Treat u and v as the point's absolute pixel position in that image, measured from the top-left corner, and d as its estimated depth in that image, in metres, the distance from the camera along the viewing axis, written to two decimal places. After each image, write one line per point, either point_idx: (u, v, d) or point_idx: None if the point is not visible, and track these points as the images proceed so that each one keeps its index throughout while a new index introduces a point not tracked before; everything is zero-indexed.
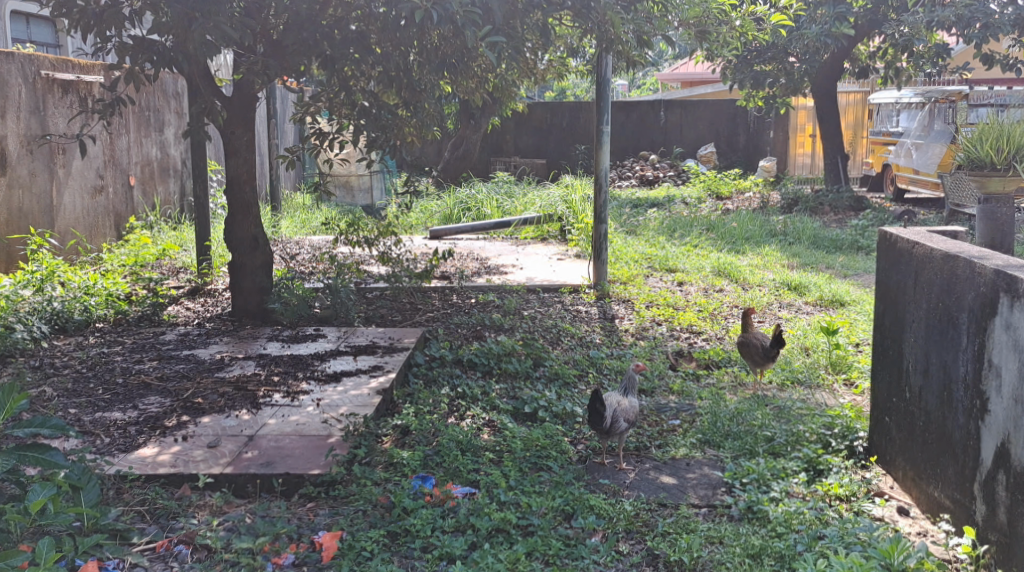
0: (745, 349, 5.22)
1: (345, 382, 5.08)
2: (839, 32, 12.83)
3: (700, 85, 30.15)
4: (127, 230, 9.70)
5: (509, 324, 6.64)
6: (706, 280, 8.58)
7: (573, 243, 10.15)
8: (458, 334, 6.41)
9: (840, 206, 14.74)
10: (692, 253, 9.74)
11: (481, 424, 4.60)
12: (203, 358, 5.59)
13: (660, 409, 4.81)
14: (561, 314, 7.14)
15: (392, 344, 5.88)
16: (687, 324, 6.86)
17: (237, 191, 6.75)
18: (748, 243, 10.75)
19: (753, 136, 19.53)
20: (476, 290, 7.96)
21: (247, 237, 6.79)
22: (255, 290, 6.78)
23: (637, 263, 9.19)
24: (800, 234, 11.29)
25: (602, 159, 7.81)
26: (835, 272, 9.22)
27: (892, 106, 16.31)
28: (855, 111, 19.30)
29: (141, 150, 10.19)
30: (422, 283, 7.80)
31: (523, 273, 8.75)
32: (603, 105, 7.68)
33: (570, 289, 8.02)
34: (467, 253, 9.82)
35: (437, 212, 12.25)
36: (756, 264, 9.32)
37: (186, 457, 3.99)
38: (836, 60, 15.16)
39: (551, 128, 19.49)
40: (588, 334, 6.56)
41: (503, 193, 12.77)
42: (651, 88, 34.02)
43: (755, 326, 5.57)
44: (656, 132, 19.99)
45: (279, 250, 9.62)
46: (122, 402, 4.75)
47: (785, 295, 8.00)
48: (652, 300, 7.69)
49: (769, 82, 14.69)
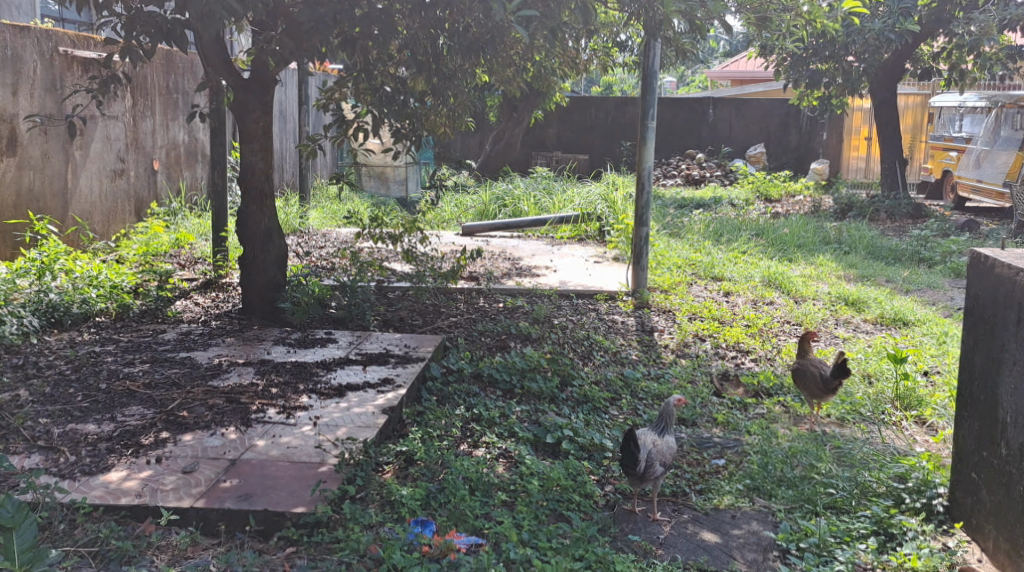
0: (801, 378, 4.62)
1: (350, 398, 4.56)
2: (905, 28, 12.12)
3: (751, 83, 29.25)
4: (148, 216, 9.29)
5: (538, 334, 6.10)
6: (754, 291, 7.94)
7: (611, 245, 9.56)
8: (481, 345, 5.89)
9: (898, 213, 14.01)
10: (740, 259, 9.10)
11: (496, 456, 4.06)
12: (201, 362, 5.10)
13: (702, 445, 4.23)
14: (594, 324, 6.58)
15: (407, 354, 5.35)
16: (733, 341, 6.26)
17: (251, 180, 6.26)
18: (800, 250, 10.09)
19: (804, 136, 18.77)
20: (506, 293, 7.43)
21: (260, 230, 6.30)
22: (267, 288, 6.30)
23: (680, 269, 8.58)
24: (856, 243, 10.61)
25: (645, 155, 7.18)
26: (896, 286, 8.54)
27: (957, 110, 15.48)
28: (915, 114, 18.46)
29: (168, 134, 9.78)
30: (447, 284, 7.27)
31: (556, 276, 8.21)
32: (649, 98, 7.07)
33: (606, 296, 7.46)
34: (499, 252, 9.30)
35: (472, 206, 11.73)
36: (809, 274, 8.67)
37: (155, 484, 3.49)
38: (898, 58, 14.42)
39: (594, 125, 18.90)
40: (623, 349, 6.00)
41: (541, 189, 12.22)
42: (699, 85, 33.27)
43: (813, 352, 4.95)
44: (703, 130, 19.25)
45: (303, 244, 9.17)
46: (100, 412, 4.26)
47: (841, 311, 7.38)
48: (695, 312, 7.08)
49: (826, 82, 13.97)
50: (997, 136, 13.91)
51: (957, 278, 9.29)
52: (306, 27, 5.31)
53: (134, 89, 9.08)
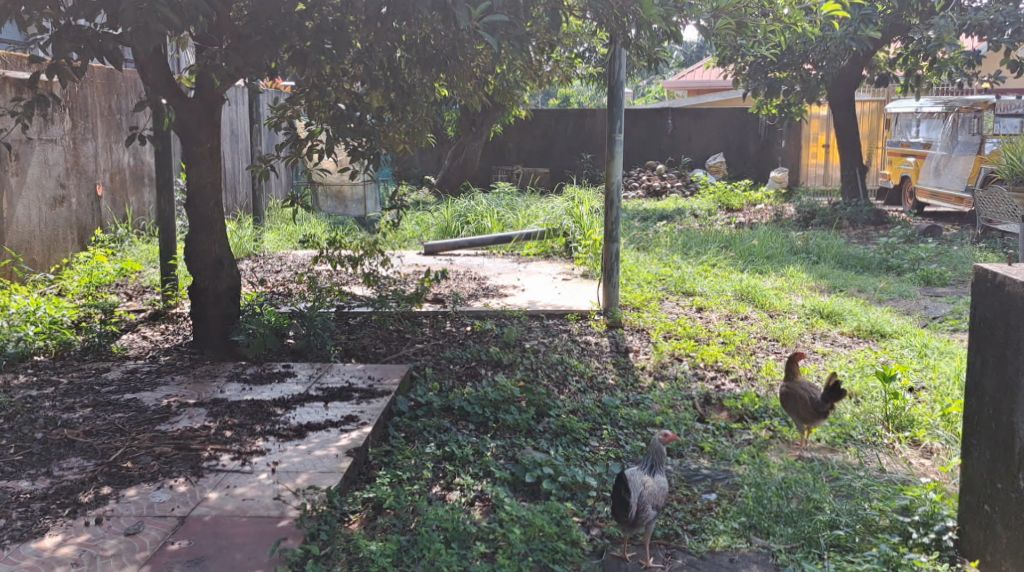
0: (790, 403, 4.38)
1: (311, 440, 4.24)
2: (865, 35, 12.05)
3: (708, 93, 29.34)
4: (92, 244, 8.87)
5: (509, 359, 5.81)
6: (728, 306, 7.73)
7: (579, 261, 9.32)
8: (450, 373, 5.59)
9: (860, 220, 13.94)
10: (710, 273, 8.89)
11: (472, 500, 3.78)
12: (148, 405, 4.73)
13: (691, 478, 3.97)
14: (567, 347, 6.31)
15: (371, 387, 5.04)
16: (711, 360, 6.03)
17: (200, 205, 5.92)
18: (770, 262, 9.92)
19: (763, 145, 18.67)
20: (473, 315, 7.14)
21: (212, 258, 5.95)
22: (220, 320, 5.95)
23: (651, 284, 8.36)
24: (823, 252, 10.48)
25: (614, 169, 6.94)
26: (868, 296, 8.39)
27: (913, 116, 15.49)
28: (871, 121, 18.56)
29: (112, 158, 9.37)
30: (412, 308, 6.96)
31: (525, 295, 7.93)
32: (616, 110, 6.84)
33: (577, 316, 7.19)
34: (464, 271, 9.01)
35: (434, 224, 11.43)
36: (781, 287, 8.49)
37: (94, 552, 3.19)
38: (855, 66, 14.37)
39: (553, 138, 18.72)
40: (599, 372, 5.74)
41: (504, 204, 11.94)
42: (657, 96, 33.28)
43: (800, 373, 4.72)
44: (664, 141, 19.13)
45: (259, 270, 8.82)
46: (34, 467, 3.92)
47: (817, 324, 7.20)
48: (669, 330, 6.83)
49: (785, 90, 13.88)
50: (953, 141, 13.93)
51: (928, 286, 9.18)
52: (254, 42, 5.00)
53: (74, 112, 8.68)
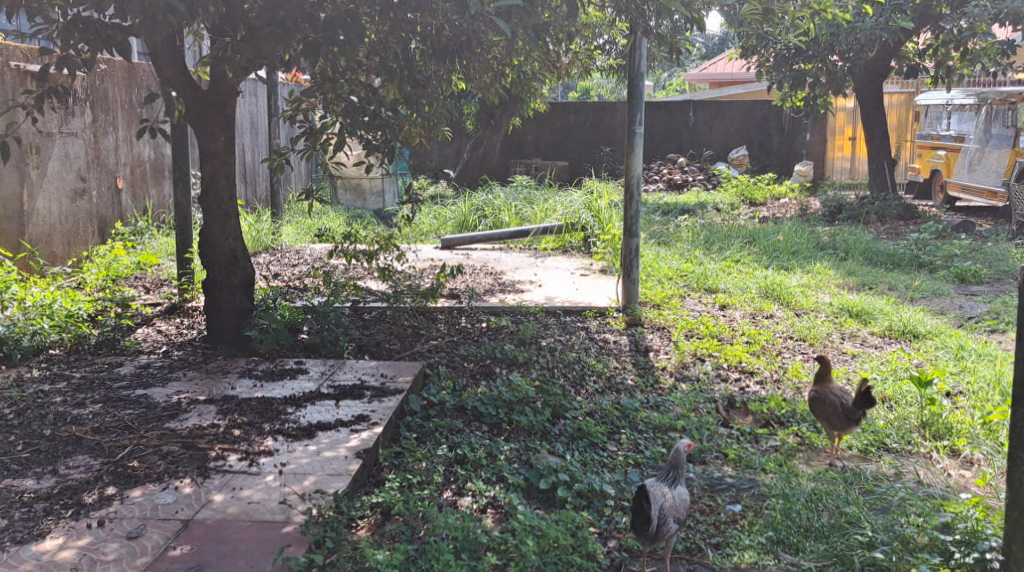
0: (818, 408, 4.20)
1: (321, 440, 4.09)
2: (896, 26, 11.77)
3: (731, 86, 29.03)
4: (112, 237, 8.77)
5: (525, 358, 5.67)
6: (752, 303, 7.54)
7: (599, 256, 9.15)
8: (464, 371, 5.45)
9: (887, 215, 13.67)
10: (734, 269, 8.70)
11: (483, 507, 3.64)
12: (157, 400, 4.60)
13: (715, 488, 3.85)
14: (585, 345, 6.16)
15: (384, 386, 4.89)
16: (735, 360, 5.85)
17: (213, 196, 5.78)
18: (796, 258, 9.71)
19: (787, 138, 18.37)
20: (489, 312, 6.99)
21: (224, 251, 5.81)
22: (232, 314, 5.82)
23: (672, 280, 8.18)
24: (851, 248, 10.26)
25: (634, 163, 6.76)
26: (899, 294, 8.18)
27: (943, 109, 15.16)
28: (899, 114, 18.26)
29: (131, 150, 9.26)
30: (427, 303, 6.82)
31: (543, 291, 7.78)
32: (637, 103, 6.66)
33: (596, 313, 7.03)
34: (481, 266, 8.86)
35: (453, 217, 11.28)
36: (807, 284, 8.29)
37: (93, 557, 3.05)
38: (882, 57, 14.14)
39: (574, 129, 18.51)
40: (618, 373, 5.58)
41: (523, 198, 11.78)
42: (678, 88, 32.96)
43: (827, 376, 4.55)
44: (686, 134, 18.89)
45: (275, 264, 8.70)
46: (40, 465, 3.76)
47: (846, 324, 7.00)
48: (692, 328, 6.65)
49: (811, 82, 13.61)
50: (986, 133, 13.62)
51: (961, 284, 8.94)
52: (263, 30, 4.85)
53: (93, 104, 8.57)
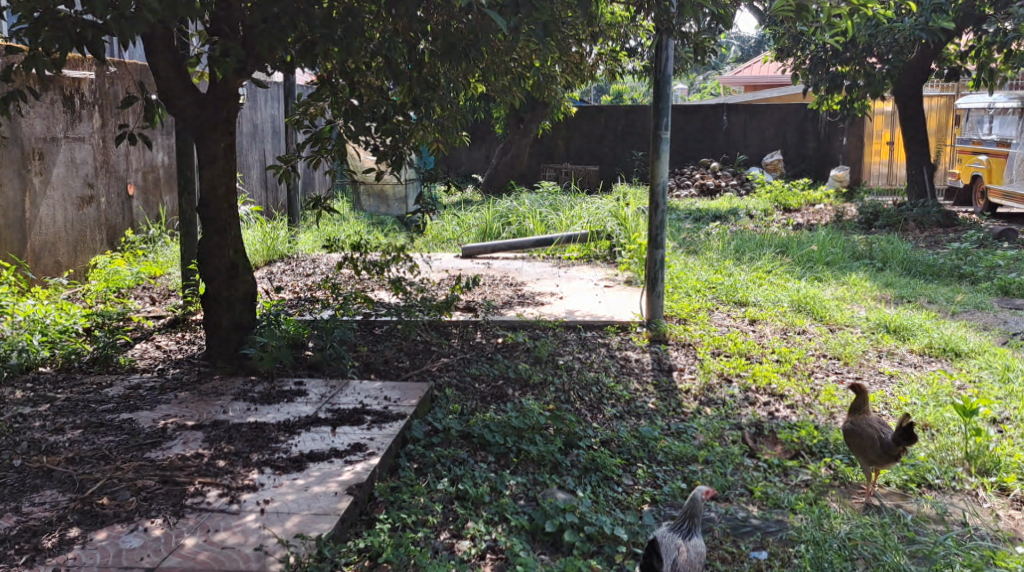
0: (855, 442, 3.83)
1: (311, 473, 3.81)
2: (937, 27, 11.29)
3: (766, 89, 28.53)
4: (121, 244, 8.57)
5: (539, 378, 5.34)
6: (783, 318, 7.14)
7: (624, 266, 8.80)
8: (474, 393, 5.13)
9: (926, 222, 13.17)
10: (765, 280, 8.31)
11: (482, 552, 3.36)
12: (142, 426, 4.35)
13: (738, 531, 3.52)
14: (605, 364, 5.82)
15: (386, 410, 4.59)
16: (764, 382, 5.47)
17: (212, 207, 5.51)
18: (830, 268, 9.30)
19: (822, 142, 17.88)
20: (506, 326, 6.67)
21: (225, 264, 5.54)
22: (234, 330, 5.54)
23: (700, 292, 7.81)
24: (888, 257, 9.83)
25: (658, 170, 6.42)
26: (939, 308, 7.74)
27: (986, 112, 14.60)
28: (938, 117, 17.75)
29: (143, 156, 9.06)
30: (440, 317, 6.52)
31: (563, 304, 7.45)
32: (663, 108, 6.32)
33: (618, 327, 6.69)
34: (501, 276, 8.55)
35: (475, 224, 10.98)
36: (842, 297, 7.89)
37: None
38: (922, 60, 13.64)
39: (605, 134, 18.16)
40: (638, 396, 5.23)
41: (549, 205, 11.46)
42: (712, 92, 32.50)
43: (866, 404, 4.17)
44: (718, 138, 18.46)
45: (289, 274, 8.45)
46: (4, 501, 3.51)
47: (882, 340, 6.60)
48: (719, 345, 6.28)
49: (847, 85, 13.13)
50: None
51: (1005, 297, 8.48)
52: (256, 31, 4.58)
53: (103, 109, 8.37)
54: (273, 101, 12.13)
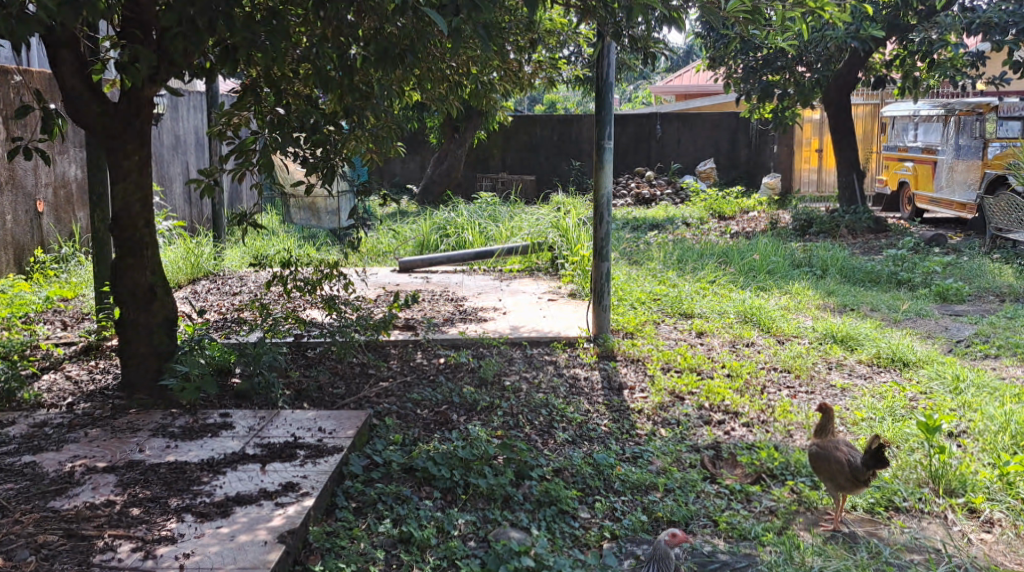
0: (823, 468, 3.61)
1: (236, 519, 3.46)
2: (869, 35, 11.31)
3: (697, 97, 28.71)
4: (30, 265, 8.05)
5: (484, 402, 5.05)
6: (731, 330, 6.96)
7: (567, 279, 8.56)
8: (417, 420, 4.80)
9: (859, 228, 13.23)
10: (709, 291, 8.15)
11: None
12: (47, 471, 3.94)
13: (705, 567, 3.27)
14: (553, 383, 5.55)
15: (320, 444, 4.24)
16: (717, 399, 5.26)
17: (127, 227, 5.09)
18: (772, 277, 9.19)
19: (755, 150, 17.98)
20: (446, 345, 6.36)
21: (142, 288, 5.13)
22: (153, 358, 5.13)
23: (645, 304, 7.60)
24: (828, 265, 9.78)
25: (602, 180, 6.18)
26: (882, 316, 7.66)
27: (910, 120, 14.70)
28: (865, 125, 18.01)
29: (54, 170, 8.54)
30: (377, 338, 6.17)
31: (506, 319, 7.16)
32: (605, 115, 6.09)
33: (564, 344, 6.43)
34: (440, 291, 8.23)
35: (411, 237, 10.64)
36: (787, 306, 7.77)
37: None
38: (851, 69, 13.71)
39: (539, 143, 17.97)
40: (589, 417, 4.96)
41: (486, 216, 11.18)
42: (644, 100, 32.64)
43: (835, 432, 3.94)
44: (653, 146, 18.44)
45: (214, 294, 8.01)
46: None
47: (832, 351, 6.46)
48: (669, 360, 6.06)
49: (779, 93, 13.13)
50: (953, 143, 13.12)
51: (944, 303, 8.45)
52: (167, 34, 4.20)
53: (7, 120, 7.87)
54: (197, 111, 11.66)
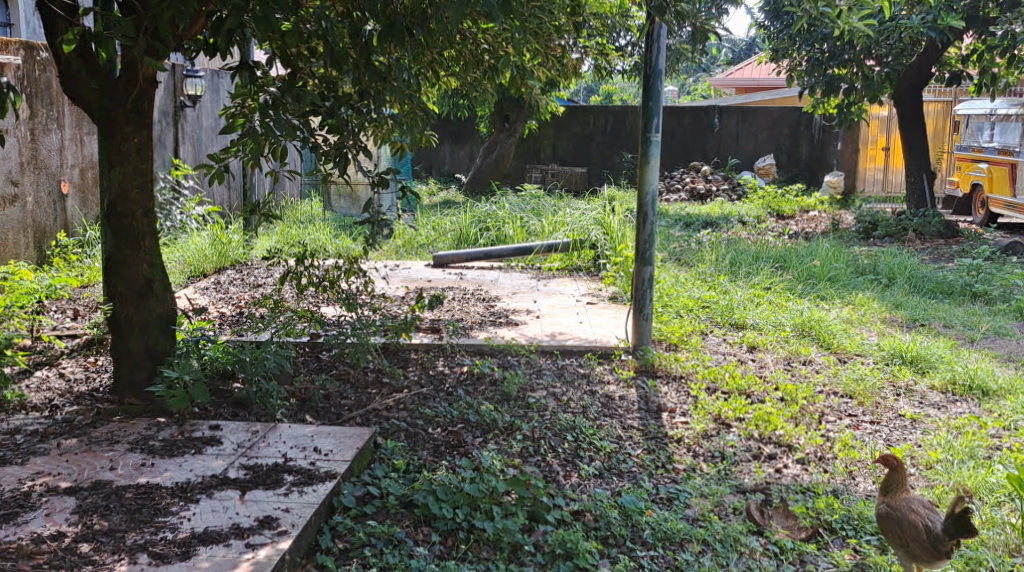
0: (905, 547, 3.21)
1: (197, 565, 2.98)
2: (948, 24, 10.48)
3: (760, 91, 27.78)
4: (50, 249, 7.68)
5: (506, 423, 4.52)
6: (786, 345, 6.33)
7: (608, 280, 8.00)
8: (427, 441, 4.29)
9: (928, 232, 12.41)
10: (762, 299, 7.52)
11: None
12: (2, 491, 3.48)
13: None
14: (585, 401, 5.00)
15: (312, 470, 3.73)
16: (768, 429, 4.66)
17: (121, 215, 4.58)
18: (833, 285, 8.53)
19: (817, 147, 17.16)
20: (472, 351, 5.84)
21: (137, 281, 4.63)
22: (147, 359, 4.64)
23: (692, 313, 6.99)
24: (895, 273, 9.07)
25: (648, 177, 5.60)
26: (957, 335, 6.96)
27: (987, 119, 13.74)
28: (937, 123, 17.09)
29: (82, 151, 8.16)
30: (397, 341, 5.67)
31: (540, 324, 6.63)
32: (652, 105, 5.50)
33: (601, 355, 5.88)
34: (472, 290, 7.73)
35: (451, 228, 10.13)
36: (848, 319, 7.12)
37: None
38: (924, 63, 12.84)
39: (591, 135, 17.36)
40: (621, 446, 4.41)
41: (530, 209, 10.64)
42: (703, 92, 31.76)
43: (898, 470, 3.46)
44: (710, 140, 17.71)
45: (235, 285, 7.58)
46: None
47: (899, 374, 5.82)
48: (715, 379, 5.46)
49: (845, 87, 12.31)
50: None
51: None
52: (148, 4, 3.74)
53: (31, 97, 7.52)
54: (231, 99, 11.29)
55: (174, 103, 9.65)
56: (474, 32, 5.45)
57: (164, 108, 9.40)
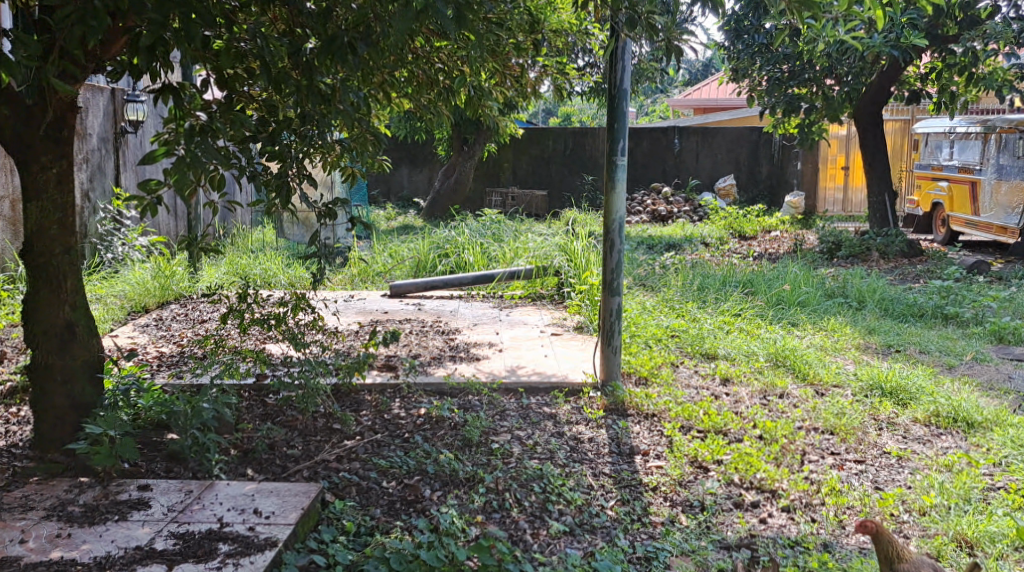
0: None
1: None
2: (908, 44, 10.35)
3: (719, 111, 27.79)
4: None
5: (468, 474, 4.15)
6: (761, 377, 6.04)
7: (573, 309, 7.68)
8: (381, 498, 3.91)
9: (891, 252, 12.28)
10: (733, 327, 7.24)
11: None
12: None
13: None
14: (552, 445, 4.64)
15: (250, 538, 3.33)
16: (749, 471, 4.34)
17: (39, 252, 4.17)
18: (804, 310, 8.28)
19: (777, 167, 17.07)
20: (431, 391, 5.46)
21: (57, 325, 4.21)
22: (71, 411, 4.22)
23: (662, 343, 6.69)
24: (865, 296, 8.86)
25: (614, 204, 5.29)
26: (934, 361, 6.73)
27: (944, 137, 13.67)
28: (895, 141, 17.07)
29: (11, 181, 7.72)
30: (349, 383, 5.27)
31: (503, 358, 6.27)
32: (618, 128, 5.20)
33: (568, 392, 5.54)
34: (431, 322, 7.36)
35: (408, 256, 9.76)
36: (822, 347, 6.86)
37: None
38: (882, 83, 12.74)
39: (550, 157, 17.10)
40: (592, 497, 4.06)
41: (490, 234, 10.30)
42: (662, 113, 31.76)
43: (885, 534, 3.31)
44: (670, 161, 17.55)
45: (178, 321, 7.13)
46: None
47: (880, 406, 5.54)
48: (689, 417, 5.13)
49: (806, 108, 12.17)
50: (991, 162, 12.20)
51: (1001, 345, 7.51)
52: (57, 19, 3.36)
53: None
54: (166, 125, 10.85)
55: (114, 129, 9.20)
56: (428, 51, 5.12)
57: (103, 134, 8.96)
